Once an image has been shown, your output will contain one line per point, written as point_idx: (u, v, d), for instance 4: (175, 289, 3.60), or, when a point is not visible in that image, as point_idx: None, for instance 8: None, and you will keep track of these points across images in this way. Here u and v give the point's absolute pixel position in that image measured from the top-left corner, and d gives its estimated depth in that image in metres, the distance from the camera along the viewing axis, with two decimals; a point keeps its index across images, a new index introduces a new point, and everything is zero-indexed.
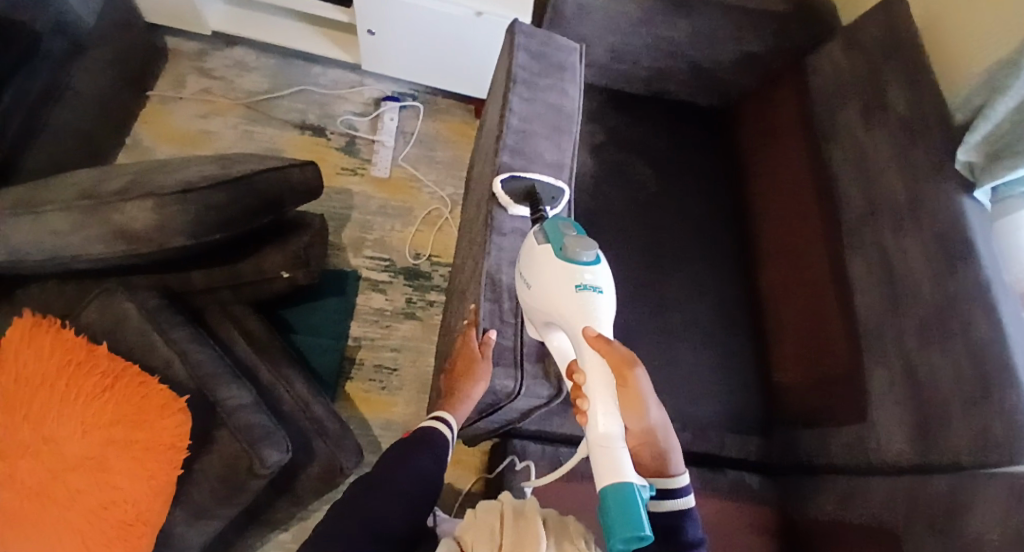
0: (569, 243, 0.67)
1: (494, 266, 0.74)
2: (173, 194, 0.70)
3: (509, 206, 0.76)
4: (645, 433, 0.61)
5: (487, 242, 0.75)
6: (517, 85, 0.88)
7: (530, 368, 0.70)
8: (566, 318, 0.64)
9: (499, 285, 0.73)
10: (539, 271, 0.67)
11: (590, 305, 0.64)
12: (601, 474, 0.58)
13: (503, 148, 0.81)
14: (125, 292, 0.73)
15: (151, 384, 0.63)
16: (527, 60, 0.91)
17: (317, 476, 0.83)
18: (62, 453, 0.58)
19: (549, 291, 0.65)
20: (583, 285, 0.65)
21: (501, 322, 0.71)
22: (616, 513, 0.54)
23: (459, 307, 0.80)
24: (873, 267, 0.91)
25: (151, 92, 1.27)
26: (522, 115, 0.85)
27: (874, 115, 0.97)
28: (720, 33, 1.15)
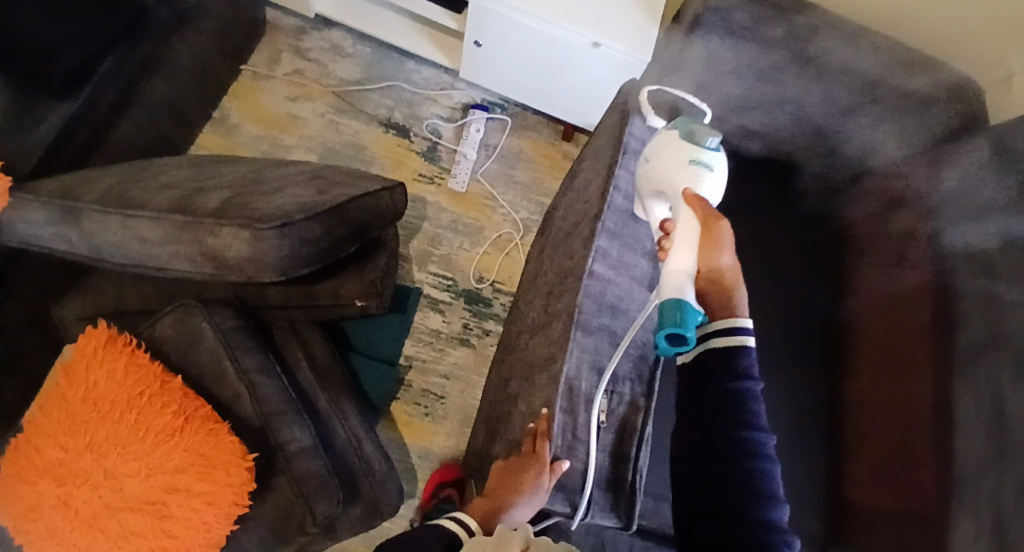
0: (697, 129, 0.71)
1: (574, 371, 0.70)
2: (270, 229, 0.65)
3: (648, 116, 0.82)
4: (714, 272, 0.61)
5: (568, 339, 0.71)
6: (626, 157, 0.82)
7: (598, 496, 0.69)
8: (673, 184, 0.69)
9: (576, 394, 0.69)
10: (659, 149, 0.72)
11: (698, 177, 0.68)
12: (663, 291, 0.60)
13: (602, 231, 0.77)
14: (204, 311, 0.69)
15: (222, 432, 0.59)
16: (643, 126, 0.84)
17: (358, 517, 0.81)
18: (123, 491, 0.57)
19: (665, 165, 0.70)
20: (697, 161, 0.68)
21: (573, 440, 0.68)
22: (671, 314, 0.57)
23: (532, 391, 0.75)
24: (982, 408, 0.82)
25: (245, 66, 1.23)
26: (627, 193, 0.81)
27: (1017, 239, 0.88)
28: (856, 105, 1.05)
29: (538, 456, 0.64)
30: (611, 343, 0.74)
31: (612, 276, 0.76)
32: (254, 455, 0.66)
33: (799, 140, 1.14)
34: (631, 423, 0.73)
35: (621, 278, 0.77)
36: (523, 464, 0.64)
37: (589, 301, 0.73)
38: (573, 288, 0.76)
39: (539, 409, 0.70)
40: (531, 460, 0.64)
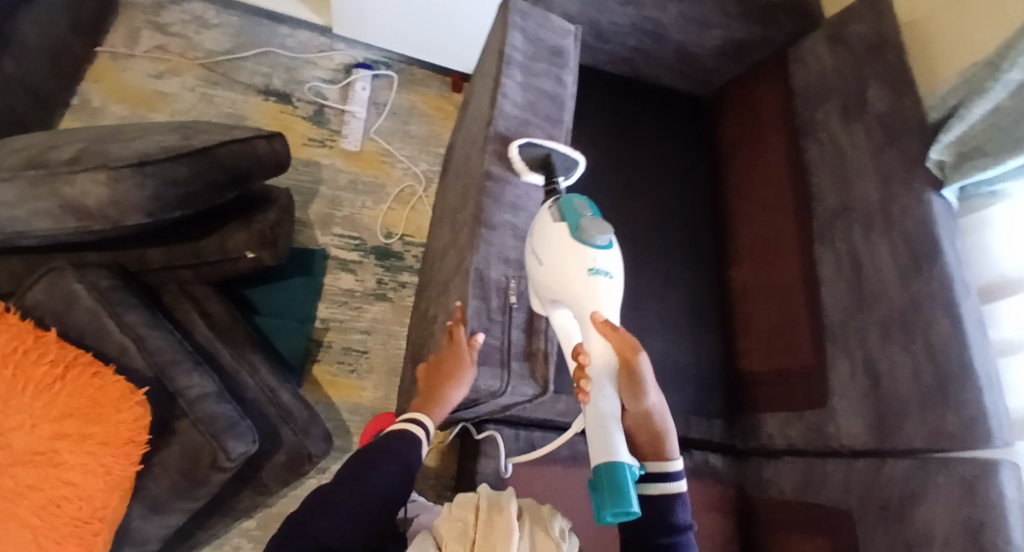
0: (587, 224, 0.67)
1: (483, 262, 0.72)
2: (128, 168, 0.64)
3: (524, 172, 0.77)
4: (640, 416, 0.65)
5: (474, 237, 0.73)
6: (512, 68, 0.85)
7: (517, 368, 0.71)
8: (575, 300, 0.65)
9: (487, 282, 0.72)
10: (552, 249, 0.67)
11: (600, 289, 0.65)
12: (594, 452, 0.61)
13: (494, 137, 0.79)
14: (76, 271, 0.68)
15: (107, 375, 0.59)
16: (522, 42, 0.87)
17: (283, 464, 0.80)
18: (9, 446, 0.54)
19: (565, 274, 0.66)
20: (594, 270, 0.66)
21: (489, 321, 0.71)
22: (608, 491, 0.57)
23: (443, 302, 0.78)
24: (842, 266, 0.94)
25: (101, 47, 1.18)
26: (515, 101, 0.83)
27: (854, 113, 0.98)
28: (709, 19, 1.15)
29: (455, 342, 0.67)
30: (517, 238, 0.76)
31: (509, 177, 0.78)
32: (144, 389, 0.65)
33: (664, 59, 1.22)
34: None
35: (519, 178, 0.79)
36: (444, 357, 0.67)
37: (489, 199, 0.75)
38: (469, 202, 0.78)
39: (455, 304, 0.72)
40: (449, 348, 0.68)
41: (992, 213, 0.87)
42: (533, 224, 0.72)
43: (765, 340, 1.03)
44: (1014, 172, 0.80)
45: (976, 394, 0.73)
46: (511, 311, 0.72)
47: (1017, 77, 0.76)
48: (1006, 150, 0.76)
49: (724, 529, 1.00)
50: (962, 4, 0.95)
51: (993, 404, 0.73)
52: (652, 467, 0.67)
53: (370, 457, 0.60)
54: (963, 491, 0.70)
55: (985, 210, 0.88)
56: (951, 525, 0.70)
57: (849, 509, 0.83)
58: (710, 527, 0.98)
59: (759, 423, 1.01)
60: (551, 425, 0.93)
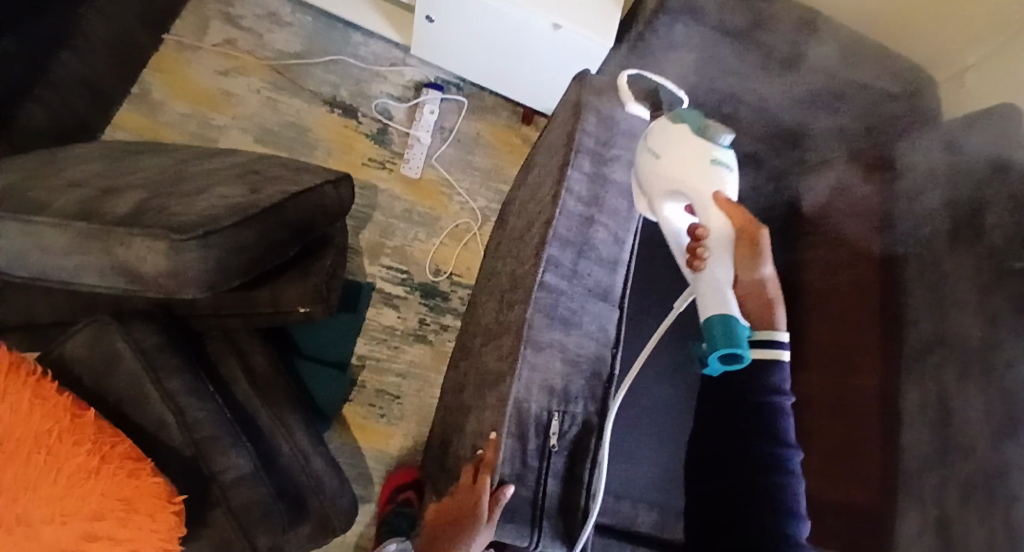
0: (709, 123, 0.70)
1: (523, 392, 0.63)
2: (192, 239, 0.58)
3: (628, 101, 0.80)
4: (753, 284, 0.64)
5: (516, 356, 0.65)
6: (579, 157, 0.77)
7: (548, 525, 0.62)
8: (695, 186, 0.67)
9: (525, 416, 0.63)
10: (672, 145, 0.70)
11: (721, 177, 0.68)
12: (707, 307, 0.62)
13: (552, 237, 0.71)
14: (122, 328, 0.63)
15: (143, 472, 0.55)
16: (595, 125, 0.80)
17: (308, 535, 0.76)
18: (36, 541, 0.49)
19: (684, 161, 0.68)
20: (716, 160, 0.68)
21: (521, 466, 0.63)
22: (722, 336, 0.59)
23: (481, 403, 0.70)
24: (926, 408, 0.86)
25: (168, 35, 1.12)
26: (578, 196, 0.75)
27: (965, 239, 0.89)
28: (813, 98, 1.05)
29: (477, 492, 0.59)
30: (565, 361, 0.66)
31: (564, 286, 0.70)
32: (182, 497, 0.60)
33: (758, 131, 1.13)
34: (585, 444, 0.64)
35: (575, 287, 0.70)
36: (460, 504, 0.60)
37: (539, 313, 0.67)
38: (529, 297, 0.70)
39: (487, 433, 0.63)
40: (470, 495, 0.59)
41: None
42: (650, 128, 0.74)
43: (824, 462, 0.97)
44: None
45: None
46: (549, 457, 0.63)
47: None
48: None
49: None
50: None
51: None
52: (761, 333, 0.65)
53: None
54: None
55: None
56: None
57: None
58: None
59: None
60: None
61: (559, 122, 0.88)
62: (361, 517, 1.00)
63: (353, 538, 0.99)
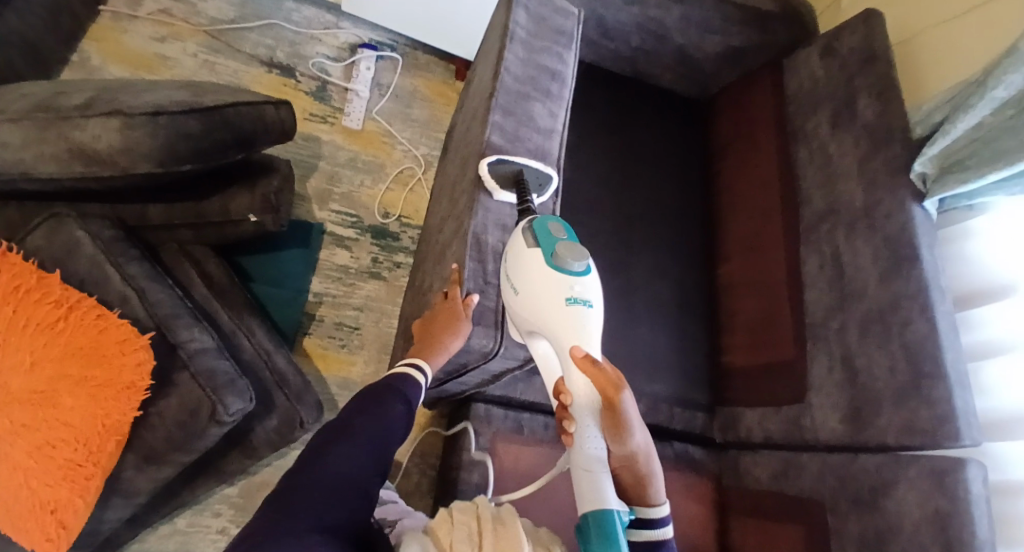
0: (561, 250, 0.65)
1: (480, 227, 0.71)
2: (143, 116, 0.65)
3: (496, 191, 0.71)
4: (626, 456, 0.62)
5: (472, 202, 0.72)
6: (513, 44, 0.83)
7: (510, 329, 0.70)
8: (555, 333, 0.63)
9: (483, 246, 0.70)
10: (530, 276, 0.65)
11: (580, 319, 0.64)
12: (583, 498, 0.59)
13: (494, 107, 0.77)
14: (79, 219, 0.67)
15: (110, 319, 0.59)
16: (526, 20, 0.85)
17: (276, 427, 0.80)
18: (7, 386, 0.54)
19: (542, 306, 0.63)
20: (573, 299, 0.64)
21: (483, 284, 0.69)
22: (596, 537, 0.56)
23: (436, 271, 0.77)
24: (825, 267, 0.97)
25: (103, 7, 1.16)
26: (515, 76, 0.81)
27: (845, 120, 1.02)
28: (708, 23, 1.18)
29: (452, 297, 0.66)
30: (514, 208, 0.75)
31: (508, 146, 0.76)
32: (148, 334, 0.64)
33: (665, 60, 1.25)
34: None
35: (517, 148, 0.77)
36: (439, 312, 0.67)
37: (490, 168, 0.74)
38: (461, 176, 0.78)
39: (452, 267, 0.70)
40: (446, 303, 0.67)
41: (973, 225, 0.90)
42: (509, 246, 0.69)
43: (748, 334, 1.07)
44: (994, 188, 0.84)
45: (949, 389, 0.77)
46: None
47: (1003, 94, 0.80)
48: (988, 165, 0.80)
49: (702, 517, 1.03)
50: (949, 29, 1.00)
51: (964, 403, 0.77)
52: (638, 511, 0.62)
53: (379, 400, 0.59)
54: (934, 482, 0.74)
55: (967, 222, 0.91)
56: (921, 512, 0.74)
57: (823, 497, 0.87)
58: (688, 513, 1.01)
59: (739, 415, 1.04)
60: (540, 407, 0.95)
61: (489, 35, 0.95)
62: None
63: None
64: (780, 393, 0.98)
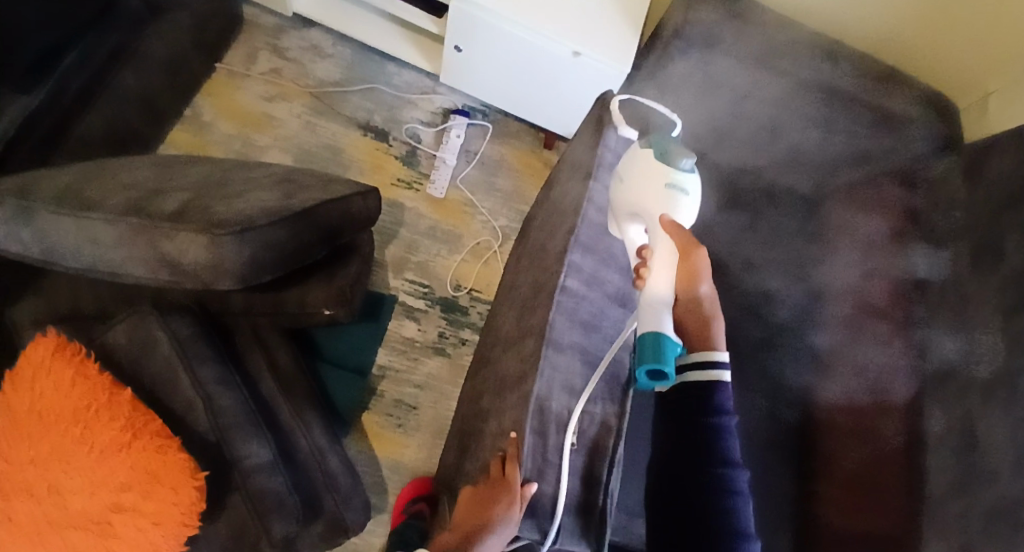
0: (672, 149, 0.69)
1: (545, 390, 0.65)
2: (230, 235, 0.63)
3: (621, 125, 0.81)
4: (691, 303, 0.62)
5: (539, 357, 0.67)
6: (602, 170, 0.79)
7: (567, 523, 0.63)
8: (649, 208, 0.67)
9: (546, 414, 0.64)
10: (636, 169, 0.70)
11: (675, 201, 0.66)
12: (643, 323, 0.61)
13: (575, 244, 0.74)
14: (160, 317, 0.67)
15: (171, 450, 0.56)
16: (620, 141, 0.83)
17: (320, 533, 0.78)
18: (68, 507, 0.55)
19: (642, 186, 0.68)
20: (673, 185, 0.67)
21: (543, 462, 0.63)
22: (649, 351, 0.59)
23: (499, 403, 0.72)
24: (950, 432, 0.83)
25: (220, 64, 1.21)
26: (600, 207, 0.77)
27: (987, 258, 0.87)
28: (831, 123, 1.07)
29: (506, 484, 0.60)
30: (584, 363, 0.69)
31: (584, 291, 0.72)
32: (204, 473, 0.64)
33: None
34: (604, 444, 0.67)
35: (595, 292, 0.73)
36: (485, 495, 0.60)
37: (561, 315, 0.69)
38: (538, 301, 0.73)
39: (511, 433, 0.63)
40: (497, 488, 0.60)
41: None
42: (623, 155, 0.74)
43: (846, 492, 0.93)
44: None
45: None
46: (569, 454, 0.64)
47: None
48: None
49: None
50: None
51: None
52: (695, 351, 0.62)
53: None
54: None
55: None
56: None
57: None
58: None
59: None
60: None
61: (586, 136, 0.90)
62: (375, 526, 1.01)
63: (366, 545, 1.00)
64: None
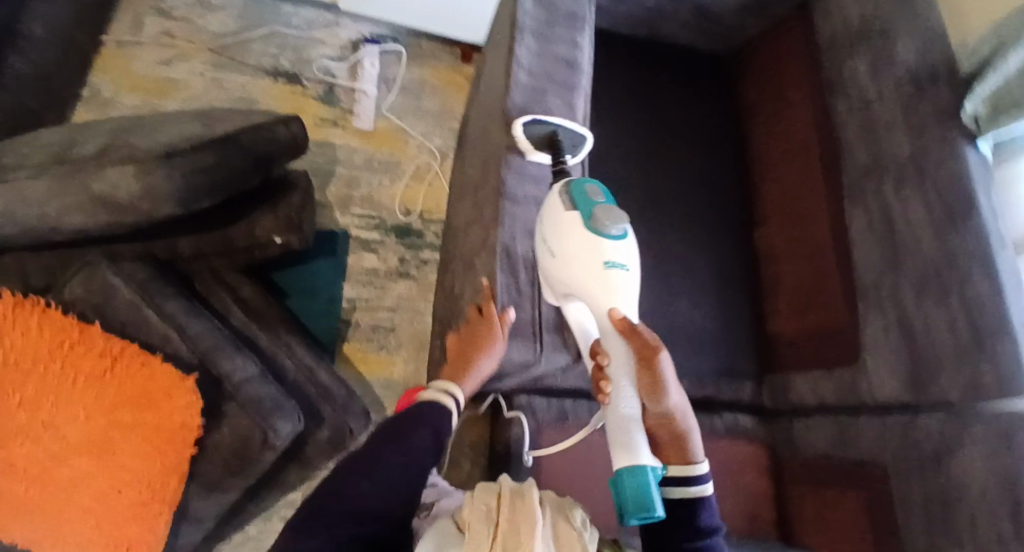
0: (598, 211, 0.65)
1: (508, 237, 0.71)
2: (156, 159, 0.65)
3: (530, 150, 0.73)
4: (662, 414, 0.62)
5: (500, 211, 0.71)
6: (523, 35, 0.79)
7: (549, 339, 0.72)
8: (588, 294, 0.65)
9: (514, 257, 0.71)
10: (565, 241, 0.66)
11: (614, 283, 0.65)
12: (617, 453, 0.60)
13: (513, 109, 0.75)
14: (111, 264, 0.67)
15: (155, 365, 0.60)
16: (533, 7, 0.81)
17: (327, 439, 0.81)
18: (65, 438, 0.57)
19: (578, 267, 0.65)
20: (609, 263, 0.65)
21: (518, 296, 0.70)
22: (631, 491, 0.57)
23: (467, 276, 0.77)
24: (874, 222, 0.92)
25: (106, 36, 1.16)
26: (529, 68, 0.78)
27: (884, 63, 0.95)
28: None
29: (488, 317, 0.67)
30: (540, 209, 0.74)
31: (528, 149, 0.75)
32: (193, 375, 0.65)
33: (682, 18, 1.18)
34: None
35: (539, 151, 0.76)
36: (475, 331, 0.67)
37: (512, 174, 0.73)
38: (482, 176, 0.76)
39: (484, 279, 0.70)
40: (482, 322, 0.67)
41: None
42: (543, 211, 0.70)
43: (793, 300, 1.04)
44: None
45: (1014, 345, 0.73)
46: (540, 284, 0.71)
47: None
48: None
49: (756, 486, 1.03)
50: None
51: None
52: (674, 471, 0.62)
53: (398, 431, 0.59)
54: (1001, 441, 0.72)
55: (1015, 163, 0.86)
56: (991, 476, 0.72)
57: (885, 461, 0.85)
58: (744, 485, 1.02)
59: (789, 383, 1.03)
60: (582, 394, 0.95)
61: (497, 19, 0.91)
62: None
63: None
64: (834, 358, 0.95)
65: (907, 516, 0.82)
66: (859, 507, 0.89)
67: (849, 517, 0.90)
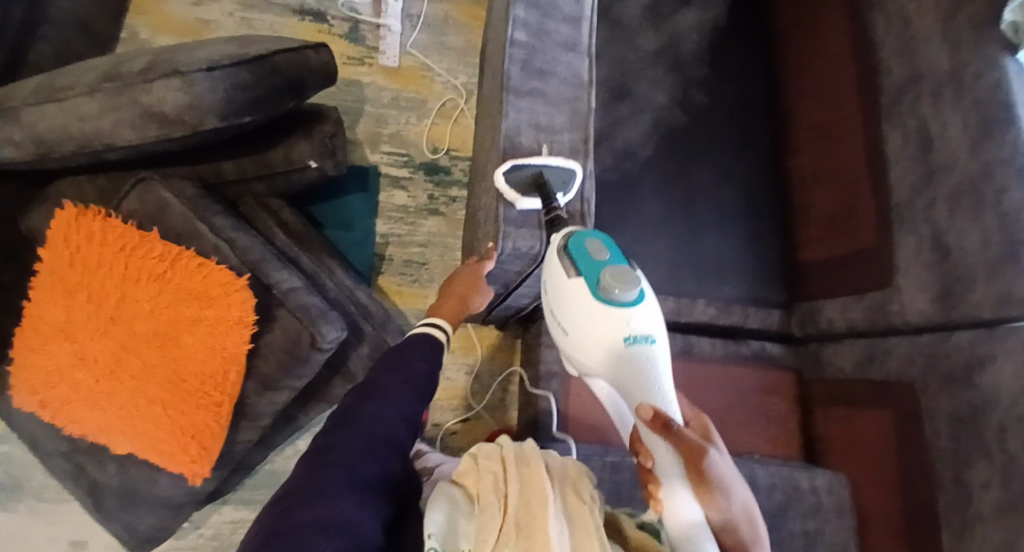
0: (606, 280, 0.59)
1: (512, 129, 0.73)
2: (199, 72, 0.67)
3: (517, 201, 0.71)
4: (723, 522, 0.50)
5: (503, 105, 0.74)
6: None
7: None
8: (616, 375, 0.60)
9: (518, 149, 0.73)
10: (578, 318, 0.62)
11: (642, 360, 0.59)
12: None
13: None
14: (163, 181, 0.71)
15: (210, 266, 0.67)
16: None
17: (368, 355, 0.85)
18: (136, 329, 0.64)
19: (597, 343, 0.60)
20: (632, 336, 0.59)
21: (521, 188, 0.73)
22: None
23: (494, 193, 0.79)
24: (909, 140, 0.90)
25: None
26: None
27: None
28: None
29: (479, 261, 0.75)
30: (545, 104, 0.76)
31: (533, 41, 0.77)
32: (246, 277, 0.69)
33: None
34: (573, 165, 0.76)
35: (543, 43, 0.78)
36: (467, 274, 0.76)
37: (516, 66, 0.75)
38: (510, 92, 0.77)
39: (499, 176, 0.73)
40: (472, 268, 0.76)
41: None
42: (551, 279, 0.65)
43: (823, 228, 1.03)
44: None
45: None
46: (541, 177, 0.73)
47: None
48: None
49: (782, 410, 1.04)
50: None
51: None
52: None
53: (399, 360, 0.62)
54: None
55: None
56: (1020, 385, 0.73)
57: (912, 379, 0.86)
58: (771, 409, 1.04)
59: (818, 307, 1.02)
60: None
61: None
62: None
63: None
64: (863, 279, 0.95)
65: (933, 430, 0.82)
66: (885, 424, 0.90)
67: (874, 433, 0.91)
